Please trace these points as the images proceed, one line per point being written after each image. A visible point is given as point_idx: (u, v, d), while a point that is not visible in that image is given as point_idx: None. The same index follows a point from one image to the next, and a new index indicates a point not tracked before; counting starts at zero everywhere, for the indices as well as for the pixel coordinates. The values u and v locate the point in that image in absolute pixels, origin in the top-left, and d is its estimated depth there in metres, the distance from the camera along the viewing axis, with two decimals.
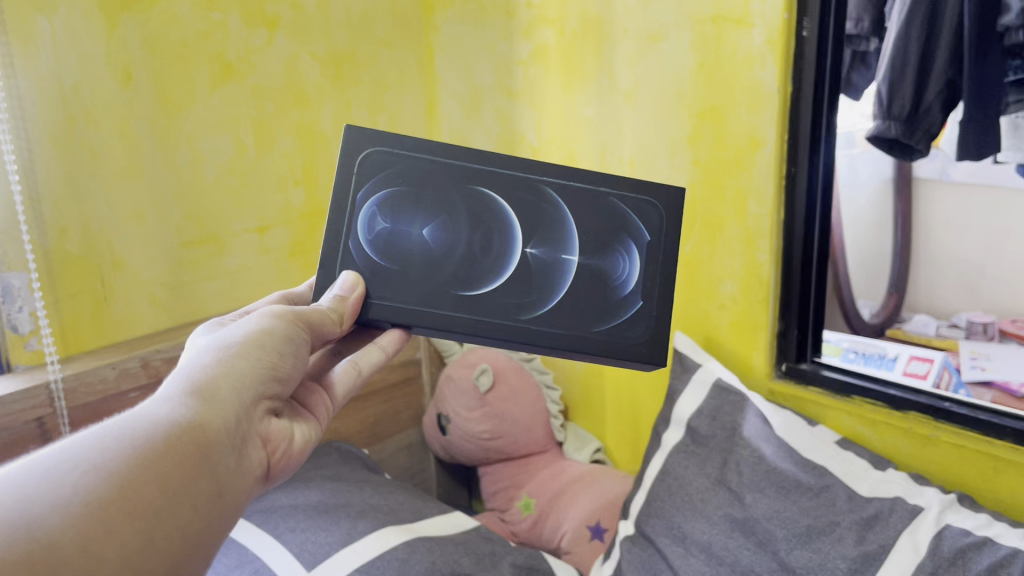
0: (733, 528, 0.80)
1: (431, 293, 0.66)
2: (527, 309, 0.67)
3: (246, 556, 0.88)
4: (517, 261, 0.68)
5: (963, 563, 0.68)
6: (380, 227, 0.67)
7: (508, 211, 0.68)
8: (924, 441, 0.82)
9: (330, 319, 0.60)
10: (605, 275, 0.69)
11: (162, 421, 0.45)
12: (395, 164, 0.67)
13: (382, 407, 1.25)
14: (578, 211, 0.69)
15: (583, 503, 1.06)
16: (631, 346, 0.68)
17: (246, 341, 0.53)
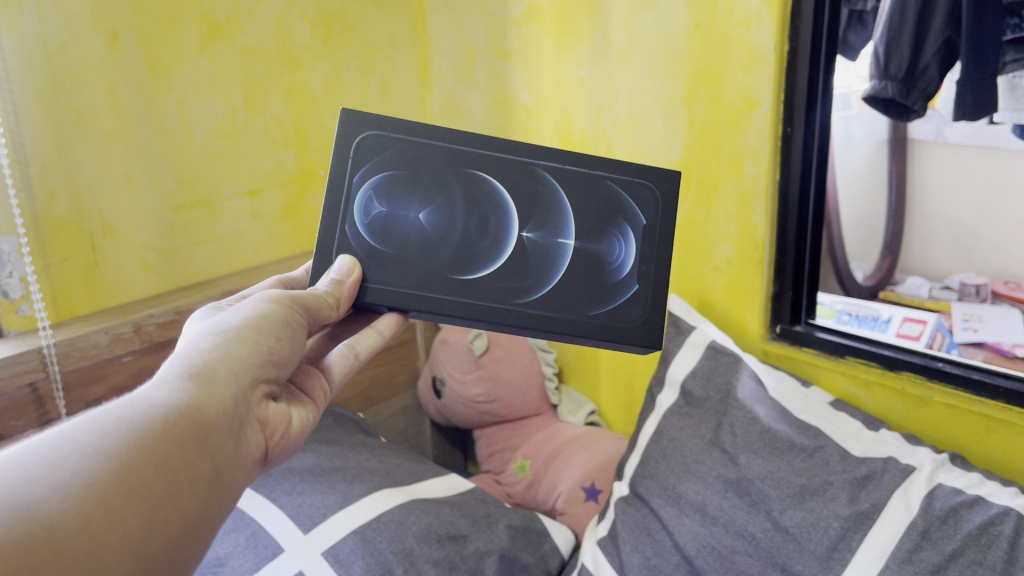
0: (727, 489, 0.81)
1: (426, 277, 0.66)
2: (522, 294, 0.67)
3: (243, 518, 0.88)
4: (513, 245, 0.68)
5: (955, 521, 0.69)
6: (377, 211, 0.66)
7: (503, 193, 0.68)
8: (917, 402, 0.82)
9: (325, 303, 0.60)
10: (600, 258, 0.69)
11: (161, 405, 0.45)
12: (391, 148, 0.66)
13: (376, 371, 1.25)
14: (575, 195, 0.69)
15: (577, 464, 1.06)
16: (625, 329, 0.68)
17: (243, 325, 0.53)
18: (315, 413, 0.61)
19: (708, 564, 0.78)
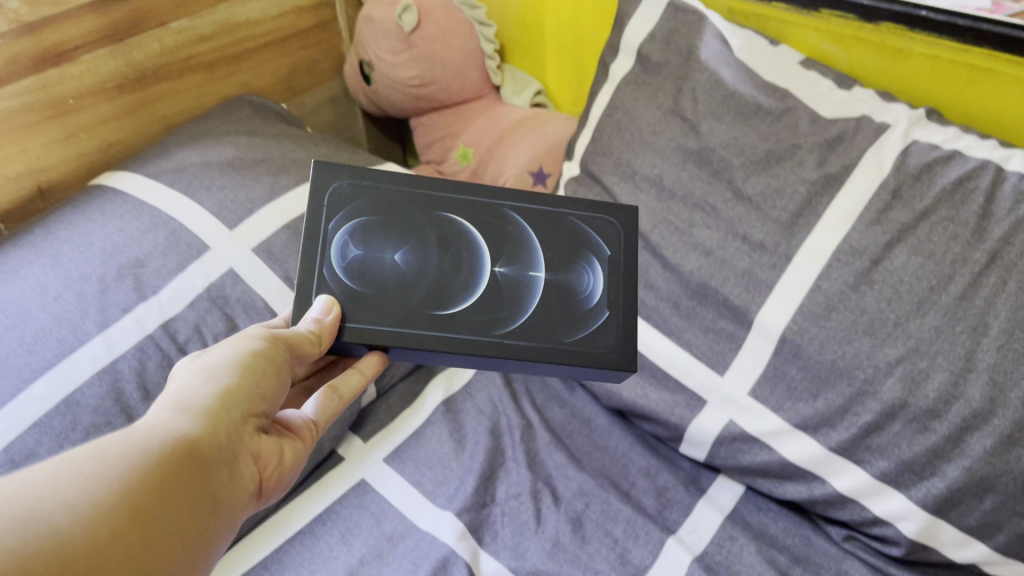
0: (687, 160, 0.75)
1: (402, 313, 0.57)
2: (499, 324, 0.58)
3: (159, 217, 0.76)
4: (486, 280, 0.60)
5: (929, 179, 0.65)
6: (353, 255, 0.59)
7: (475, 234, 0.61)
8: (896, 55, 0.75)
9: (308, 338, 0.53)
10: (569, 289, 0.61)
11: (155, 436, 0.42)
12: (366, 194, 0.60)
13: (292, 55, 1.10)
14: (545, 233, 0.63)
15: (524, 148, 0.99)
16: (599, 355, 0.59)
17: (231, 359, 0.49)
18: (298, 466, 0.53)
19: (665, 239, 0.74)
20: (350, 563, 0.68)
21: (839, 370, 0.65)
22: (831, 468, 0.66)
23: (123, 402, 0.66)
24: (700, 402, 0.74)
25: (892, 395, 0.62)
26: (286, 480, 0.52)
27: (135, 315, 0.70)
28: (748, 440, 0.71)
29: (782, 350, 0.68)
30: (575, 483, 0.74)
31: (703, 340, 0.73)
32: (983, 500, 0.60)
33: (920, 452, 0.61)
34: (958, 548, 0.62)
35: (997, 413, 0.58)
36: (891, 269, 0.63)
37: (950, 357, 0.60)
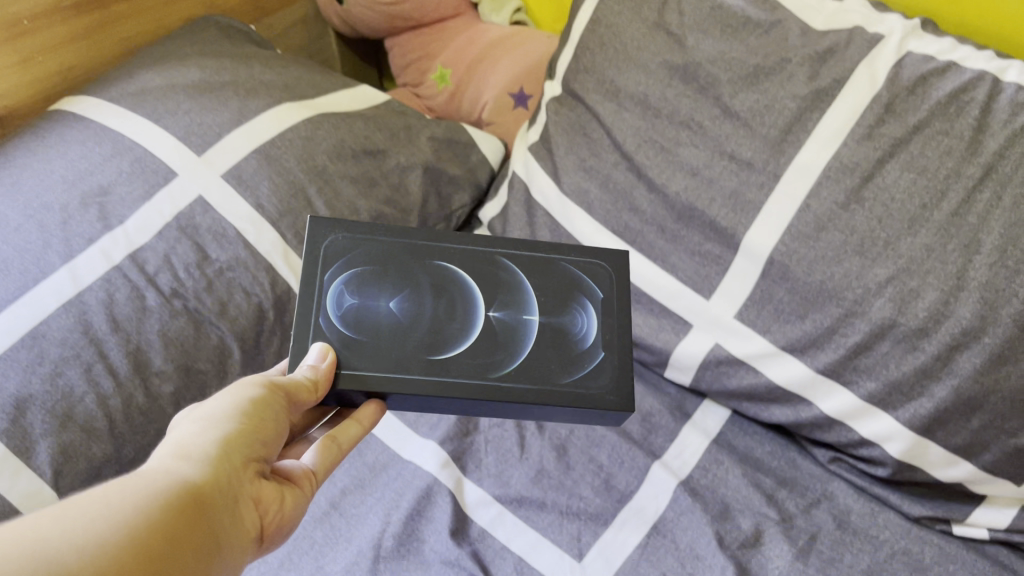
0: (673, 76, 0.72)
1: (395, 360, 0.55)
2: (495, 369, 0.55)
3: (123, 143, 0.73)
4: (481, 325, 0.57)
5: (923, 91, 0.63)
6: (348, 304, 0.56)
7: (470, 281, 0.59)
8: None
9: (306, 385, 0.50)
10: (565, 332, 0.58)
11: (157, 481, 0.40)
12: (361, 246, 0.58)
13: None
14: (540, 276, 0.60)
15: (503, 69, 0.97)
16: (594, 397, 0.55)
17: (231, 405, 0.47)
18: (303, 518, 0.50)
19: (650, 160, 0.72)
20: (332, 494, 0.68)
21: (827, 291, 0.63)
22: (818, 390, 0.66)
23: (91, 335, 0.64)
24: (686, 326, 0.72)
25: (881, 315, 0.61)
26: (291, 527, 0.49)
27: (101, 246, 0.67)
28: (734, 363, 0.70)
29: (769, 272, 0.66)
30: None
31: (689, 265, 0.71)
32: (971, 420, 0.59)
33: (909, 372, 0.60)
34: (944, 467, 0.62)
35: (987, 331, 0.57)
36: (882, 186, 0.61)
37: (941, 276, 0.58)
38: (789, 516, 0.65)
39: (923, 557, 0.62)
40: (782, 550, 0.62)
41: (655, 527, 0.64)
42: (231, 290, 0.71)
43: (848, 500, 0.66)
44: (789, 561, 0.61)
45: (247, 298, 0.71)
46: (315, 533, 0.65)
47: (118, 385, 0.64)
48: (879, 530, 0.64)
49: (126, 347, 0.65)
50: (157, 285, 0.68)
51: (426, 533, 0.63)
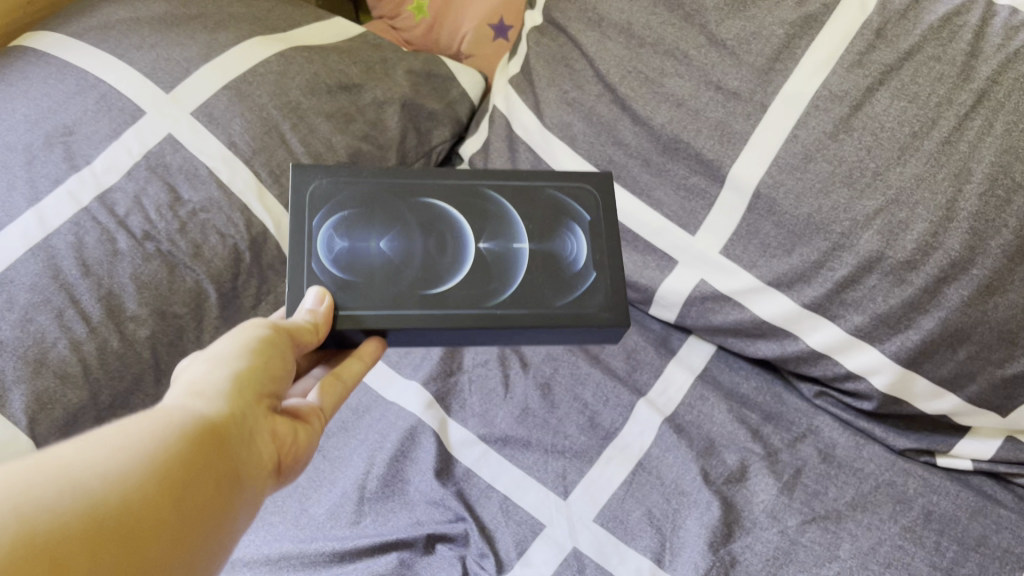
0: (657, 3, 0.69)
1: (391, 297, 0.53)
2: (491, 299, 0.54)
3: (87, 81, 0.70)
4: (474, 256, 0.56)
5: (916, 16, 0.60)
6: (339, 247, 0.54)
7: (457, 215, 0.57)
8: None
9: (306, 327, 0.48)
10: (556, 256, 0.57)
11: (172, 415, 0.39)
12: (345, 188, 0.56)
13: None
14: (524, 206, 0.59)
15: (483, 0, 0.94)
16: (589, 315, 0.55)
17: (238, 344, 0.45)
18: (311, 454, 0.49)
19: (634, 92, 0.70)
20: None
21: (815, 224, 0.62)
22: (805, 325, 0.65)
23: (61, 279, 0.62)
24: (670, 262, 0.71)
25: (869, 248, 0.60)
26: (303, 463, 0.48)
27: (68, 188, 0.65)
28: (719, 300, 0.69)
29: (756, 206, 0.65)
30: (543, 351, 0.72)
31: (674, 199, 0.69)
32: (957, 352, 0.59)
33: (896, 305, 0.60)
34: (929, 400, 0.62)
35: (976, 263, 0.56)
36: (871, 115, 0.60)
37: (930, 207, 0.57)
38: (774, 451, 0.65)
39: (907, 489, 0.62)
40: (767, 485, 0.62)
41: (641, 464, 0.64)
42: (205, 231, 0.68)
43: (834, 434, 0.66)
44: (774, 496, 0.61)
45: (222, 239, 0.69)
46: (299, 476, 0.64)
47: (92, 329, 0.62)
48: (864, 464, 0.64)
49: (98, 291, 0.63)
50: (127, 227, 0.66)
51: (410, 475, 0.63)
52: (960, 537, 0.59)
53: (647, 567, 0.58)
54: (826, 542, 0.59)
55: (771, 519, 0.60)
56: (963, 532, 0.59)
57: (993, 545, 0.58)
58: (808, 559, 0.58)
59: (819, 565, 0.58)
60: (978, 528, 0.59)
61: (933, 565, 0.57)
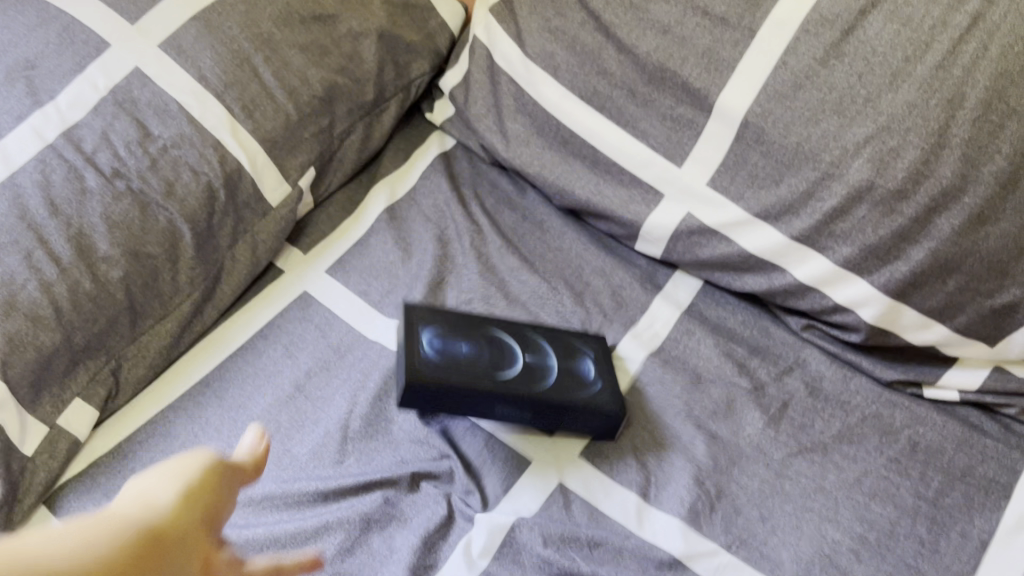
0: None
1: (466, 374, 0.59)
2: (535, 392, 0.60)
3: (47, 11, 0.67)
4: (523, 382, 0.60)
5: None
6: (431, 351, 0.60)
7: (514, 363, 0.61)
8: None
9: (245, 465, 0.40)
10: (582, 388, 0.61)
11: (93, 531, 0.32)
12: (442, 314, 0.62)
13: None
14: (558, 353, 0.63)
15: None
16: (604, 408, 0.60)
17: (176, 486, 0.37)
18: None
19: (618, 19, 0.68)
20: (297, 376, 0.66)
21: (804, 153, 0.61)
22: (793, 257, 0.63)
23: (28, 219, 0.60)
24: (657, 196, 0.69)
25: (859, 177, 0.58)
26: None
27: (33, 124, 0.63)
28: (706, 233, 0.67)
29: (744, 135, 0.63)
30: (528, 289, 0.71)
31: (660, 130, 0.68)
32: (947, 282, 0.58)
33: (886, 236, 0.58)
34: (918, 331, 0.61)
35: (967, 190, 0.55)
36: (863, 40, 0.59)
37: (921, 133, 0.56)
38: (761, 385, 0.64)
39: (894, 421, 0.62)
40: (754, 418, 0.62)
41: (626, 400, 0.64)
42: (177, 168, 0.66)
43: (821, 367, 0.65)
44: (760, 429, 0.61)
45: (195, 176, 0.66)
46: (280, 415, 0.63)
47: (63, 271, 0.60)
48: (851, 396, 0.63)
49: (67, 231, 0.61)
50: (95, 163, 0.64)
51: (394, 414, 0.63)
52: (945, 468, 0.59)
53: (632, 502, 0.58)
54: (811, 474, 0.59)
55: (757, 453, 0.60)
56: (948, 462, 0.59)
57: (979, 475, 0.58)
58: (793, 490, 0.58)
59: (804, 496, 0.58)
60: (964, 458, 0.59)
61: (918, 495, 0.58)
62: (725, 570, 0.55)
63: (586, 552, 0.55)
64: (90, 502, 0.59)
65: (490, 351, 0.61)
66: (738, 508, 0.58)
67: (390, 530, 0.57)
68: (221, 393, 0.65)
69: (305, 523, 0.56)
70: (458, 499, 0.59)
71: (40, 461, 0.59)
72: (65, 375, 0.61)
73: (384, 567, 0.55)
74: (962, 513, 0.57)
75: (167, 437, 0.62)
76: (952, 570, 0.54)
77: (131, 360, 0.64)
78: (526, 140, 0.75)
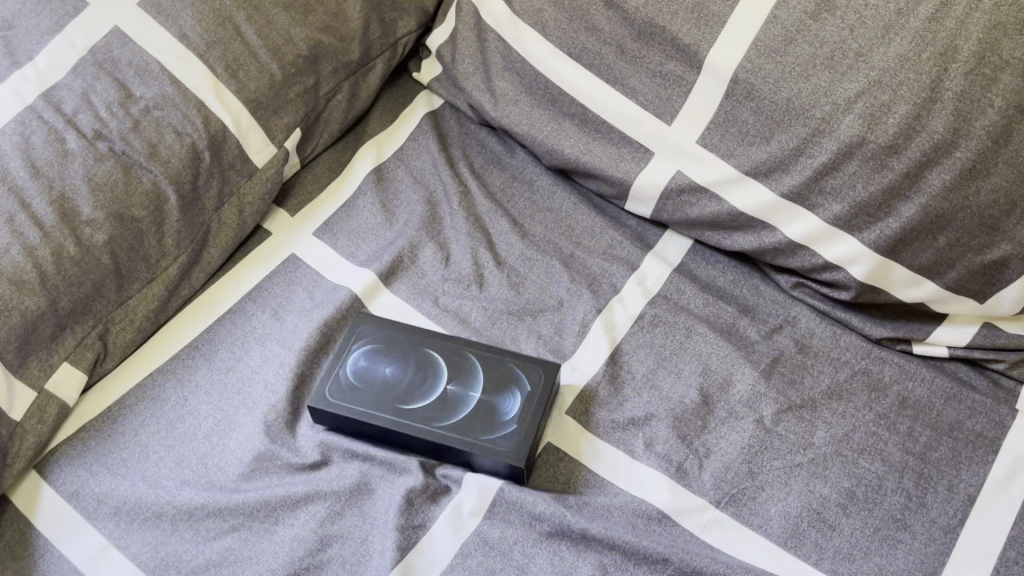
0: None
1: (374, 399, 0.60)
2: (435, 421, 0.58)
3: None
4: (431, 408, 0.59)
5: None
6: (356, 373, 0.62)
7: (438, 385, 0.61)
8: None
9: None
10: (493, 421, 0.58)
11: None
12: (388, 327, 0.64)
13: None
14: (489, 378, 0.61)
15: None
16: (500, 449, 0.57)
17: None
18: None
19: None
20: (285, 338, 0.66)
21: (794, 109, 0.60)
22: (783, 215, 0.63)
23: (9, 183, 0.60)
24: (647, 154, 0.68)
25: (850, 133, 0.58)
26: None
27: (11, 86, 0.63)
28: (696, 192, 0.66)
29: (734, 92, 0.63)
30: (517, 250, 0.70)
31: (650, 88, 0.67)
32: (937, 238, 0.58)
33: (876, 192, 0.58)
34: (908, 289, 0.61)
35: (959, 145, 0.55)
36: None
37: (913, 89, 0.56)
38: (750, 343, 0.64)
39: (883, 376, 0.62)
40: (745, 375, 0.62)
41: (615, 359, 0.63)
42: (160, 129, 0.65)
43: (811, 325, 0.65)
44: (750, 385, 0.61)
45: (178, 138, 0.65)
46: (270, 377, 0.63)
47: (46, 235, 0.60)
48: (841, 352, 0.63)
49: (49, 194, 0.60)
50: (76, 126, 0.63)
51: None
52: (933, 422, 0.59)
53: (621, 460, 0.59)
54: (800, 430, 0.59)
55: (746, 409, 0.60)
56: (936, 417, 0.59)
57: (966, 430, 0.59)
58: (783, 447, 0.58)
59: (793, 452, 0.58)
60: (952, 413, 0.59)
61: (905, 450, 0.58)
62: (711, 526, 0.56)
63: (576, 510, 0.56)
64: (83, 466, 0.60)
65: (417, 375, 0.61)
66: (727, 465, 0.58)
67: (381, 490, 0.58)
68: (210, 357, 0.65)
69: (294, 488, 0.57)
70: (450, 461, 0.59)
71: (29, 425, 0.59)
72: (52, 339, 0.60)
73: (375, 528, 0.56)
74: (949, 467, 0.57)
75: (157, 400, 0.63)
76: (938, 523, 0.55)
77: (119, 324, 0.64)
78: (514, 99, 0.74)
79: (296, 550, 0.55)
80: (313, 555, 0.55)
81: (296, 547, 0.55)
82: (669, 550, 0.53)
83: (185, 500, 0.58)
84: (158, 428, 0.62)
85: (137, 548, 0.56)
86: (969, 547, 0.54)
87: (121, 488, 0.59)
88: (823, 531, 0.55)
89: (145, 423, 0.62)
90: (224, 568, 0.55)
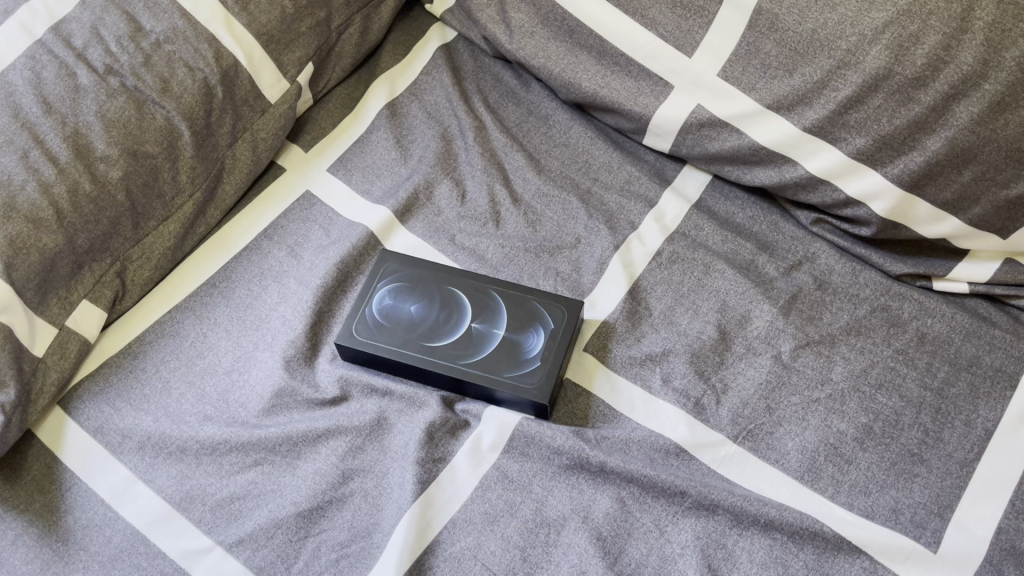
0: None
1: (400, 336, 0.60)
2: (460, 360, 0.59)
3: None
4: (456, 347, 0.59)
5: None
6: (382, 310, 0.62)
7: (463, 323, 0.61)
8: None
9: None
10: (517, 357, 0.59)
11: None
12: (413, 265, 0.64)
13: None
14: (513, 315, 0.61)
15: None
16: (525, 387, 0.57)
17: None
18: None
19: None
20: (303, 275, 0.66)
21: (819, 41, 0.59)
22: (805, 150, 0.62)
23: (22, 119, 0.59)
24: (666, 89, 0.67)
25: (877, 65, 0.56)
26: None
27: (19, 19, 0.62)
28: (716, 126, 0.65)
29: (756, 24, 0.61)
30: (534, 186, 0.70)
31: (670, 19, 0.65)
32: (963, 172, 0.57)
33: (901, 126, 0.57)
34: (930, 225, 0.60)
35: (989, 77, 0.54)
36: None
37: (944, 18, 0.54)
38: (769, 279, 0.64)
39: (902, 312, 0.62)
40: (764, 311, 0.62)
41: (633, 296, 0.63)
42: (171, 64, 0.64)
43: (830, 262, 0.65)
44: (769, 321, 0.61)
45: (190, 73, 0.64)
46: (289, 314, 0.64)
47: (61, 171, 0.59)
48: (860, 289, 0.63)
49: (63, 130, 0.60)
50: (87, 60, 0.62)
51: None
52: (951, 358, 0.59)
53: (639, 396, 0.59)
54: (819, 366, 0.59)
55: (765, 345, 0.60)
56: (955, 353, 0.59)
57: (986, 365, 0.58)
58: (800, 383, 0.59)
59: (810, 388, 0.58)
60: (971, 349, 0.59)
61: (923, 386, 0.58)
62: (728, 460, 0.56)
63: (594, 445, 0.57)
64: (106, 402, 0.61)
65: (442, 313, 0.61)
66: (745, 401, 0.58)
67: (400, 425, 0.58)
68: (227, 294, 0.65)
69: (315, 423, 0.58)
70: (470, 398, 0.60)
71: (51, 361, 0.59)
72: (71, 277, 0.61)
73: (395, 462, 0.56)
74: (967, 403, 0.57)
75: (177, 337, 0.63)
76: (955, 457, 0.55)
77: (136, 262, 0.64)
78: (531, 32, 0.72)
79: (318, 483, 0.56)
80: (334, 488, 0.56)
81: (318, 481, 0.56)
82: (687, 484, 0.54)
83: (208, 435, 0.58)
84: (178, 364, 0.62)
85: (162, 482, 0.57)
86: (986, 481, 0.54)
87: (144, 424, 0.59)
88: (839, 465, 0.55)
89: (166, 359, 0.62)
90: (248, 501, 0.56)
